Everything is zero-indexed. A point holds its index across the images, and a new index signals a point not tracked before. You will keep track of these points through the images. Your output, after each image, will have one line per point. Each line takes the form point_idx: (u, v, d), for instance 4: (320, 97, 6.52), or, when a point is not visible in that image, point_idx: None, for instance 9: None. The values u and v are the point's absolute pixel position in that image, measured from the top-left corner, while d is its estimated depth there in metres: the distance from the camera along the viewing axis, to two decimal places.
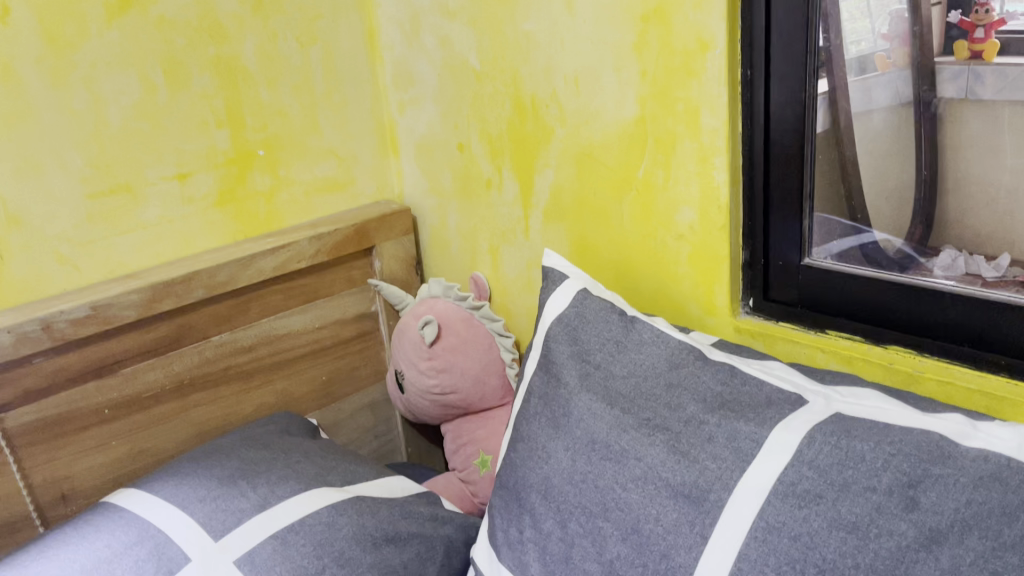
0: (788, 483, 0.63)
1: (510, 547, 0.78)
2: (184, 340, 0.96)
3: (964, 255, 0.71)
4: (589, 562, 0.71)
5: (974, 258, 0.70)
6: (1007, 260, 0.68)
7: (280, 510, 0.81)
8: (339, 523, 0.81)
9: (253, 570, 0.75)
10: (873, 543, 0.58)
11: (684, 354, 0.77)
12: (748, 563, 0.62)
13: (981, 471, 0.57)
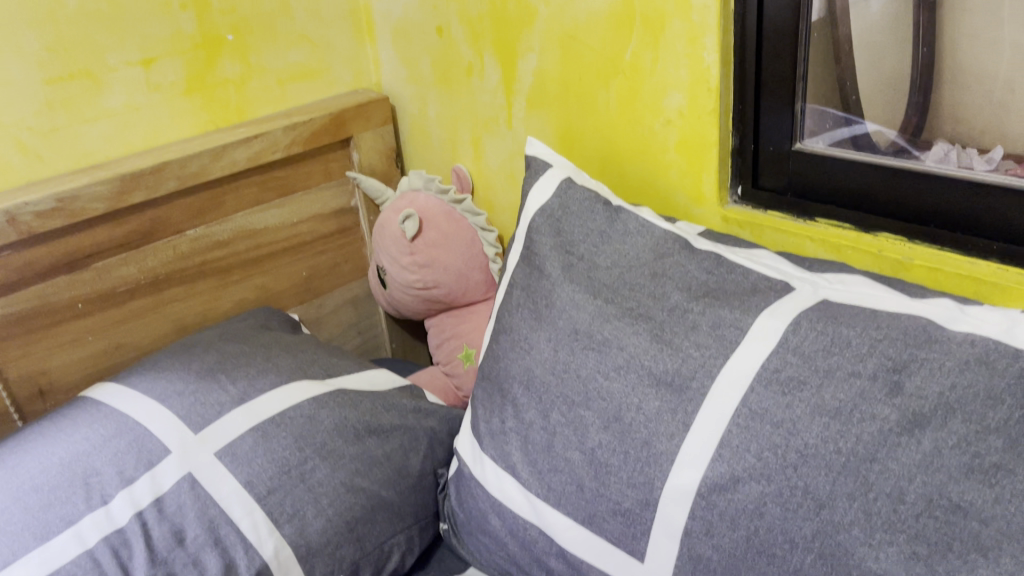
0: (772, 369, 0.62)
1: (492, 438, 0.78)
2: (156, 235, 0.93)
3: (956, 150, 0.69)
4: (571, 450, 0.71)
5: (967, 151, 0.68)
6: (1001, 153, 0.66)
7: (260, 403, 0.80)
8: (320, 415, 0.81)
9: (234, 462, 0.75)
10: (855, 428, 0.57)
11: (669, 243, 0.76)
12: (729, 449, 0.62)
13: (968, 355, 0.57)
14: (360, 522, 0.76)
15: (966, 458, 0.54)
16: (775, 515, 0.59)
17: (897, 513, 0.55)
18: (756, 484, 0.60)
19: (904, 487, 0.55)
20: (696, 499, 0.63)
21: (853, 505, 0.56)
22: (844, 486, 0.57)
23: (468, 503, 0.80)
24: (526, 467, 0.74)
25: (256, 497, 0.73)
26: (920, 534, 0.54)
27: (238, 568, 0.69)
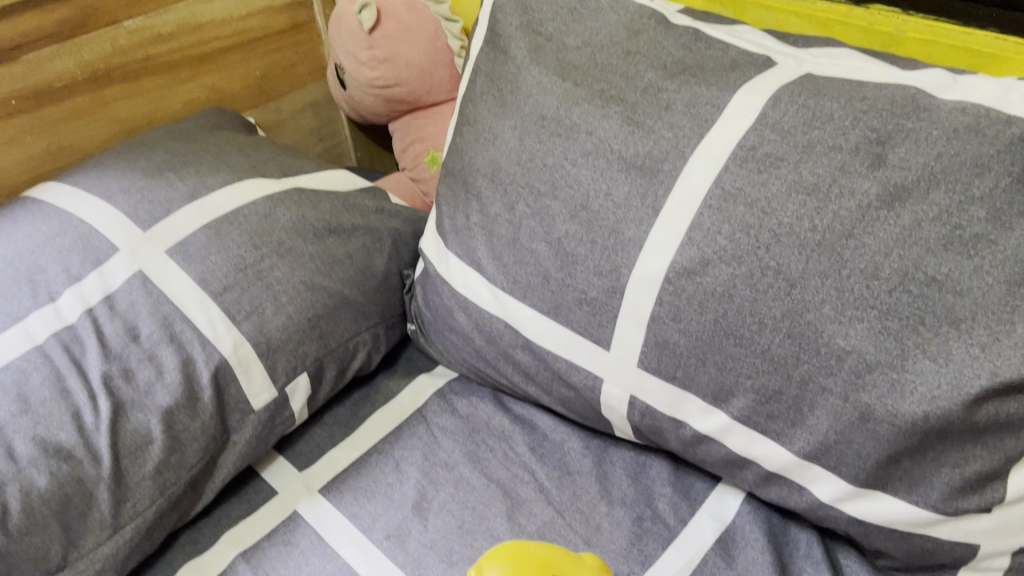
0: (749, 148, 0.58)
1: (457, 235, 0.74)
2: (92, 24, 0.86)
3: None
4: (536, 242, 0.68)
5: None
6: None
7: (212, 201, 0.76)
8: (277, 214, 0.77)
9: (187, 260, 0.72)
10: (832, 205, 0.55)
11: (644, 19, 0.69)
12: (700, 232, 0.59)
13: (958, 123, 0.53)
14: (322, 320, 0.74)
15: (946, 230, 0.51)
16: (745, 297, 0.57)
17: (870, 290, 0.53)
18: (726, 267, 0.58)
19: (879, 262, 0.53)
20: (664, 284, 0.60)
21: (826, 284, 0.54)
22: (818, 265, 0.55)
23: (434, 301, 0.78)
24: (491, 261, 0.71)
25: (212, 295, 0.71)
26: (892, 309, 0.52)
27: (197, 364, 0.68)
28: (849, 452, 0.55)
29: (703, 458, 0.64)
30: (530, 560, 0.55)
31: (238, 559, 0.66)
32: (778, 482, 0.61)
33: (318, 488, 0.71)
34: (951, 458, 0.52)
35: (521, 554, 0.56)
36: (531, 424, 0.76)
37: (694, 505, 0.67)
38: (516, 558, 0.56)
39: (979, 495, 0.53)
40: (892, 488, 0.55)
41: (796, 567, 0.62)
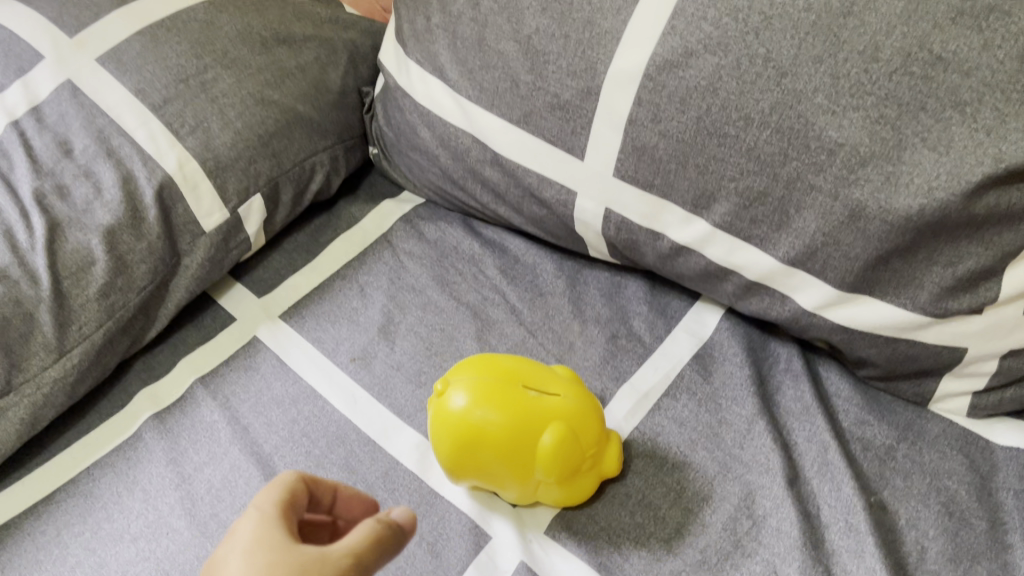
0: None
1: (418, 41, 0.68)
2: None
3: None
4: (505, 43, 0.62)
5: None
6: None
7: (145, 5, 0.69)
8: (220, 21, 0.70)
9: (121, 69, 0.66)
10: None
11: None
12: (684, 20, 0.53)
13: None
14: (275, 137, 0.69)
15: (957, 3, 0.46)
16: (730, 90, 0.52)
17: (869, 74, 0.48)
18: (711, 58, 0.52)
19: (881, 42, 0.48)
20: (644, 81, 0.55)
21: (819, 70, 0.49)
22: (811, 49, 0.49)
23: (396, 118, 0.72)
24: (455, 68, 0.65)
25: (151, 107, 0.65)
26: (892, 94, 0.48)
27: (138, 181, 0.63)
28: (837, 254, 0.52)
29: (682, 272, 0.61)
30: (497, 370, 0.53)
31: (197, 384, 0.64)
32: (759, 292, 0.58)
33: (278, 314, 0.68)
34: (944, 257, 0.49)
35: (490, 365, 0.54)
36: (502, 247, 0.71)
37: (672, 323, 0.65)
38: (485, 369, 0.53)
39: (970, 296, 0.50)
40: (879, 293, 0.52)
41: (774, 380, 0.60)
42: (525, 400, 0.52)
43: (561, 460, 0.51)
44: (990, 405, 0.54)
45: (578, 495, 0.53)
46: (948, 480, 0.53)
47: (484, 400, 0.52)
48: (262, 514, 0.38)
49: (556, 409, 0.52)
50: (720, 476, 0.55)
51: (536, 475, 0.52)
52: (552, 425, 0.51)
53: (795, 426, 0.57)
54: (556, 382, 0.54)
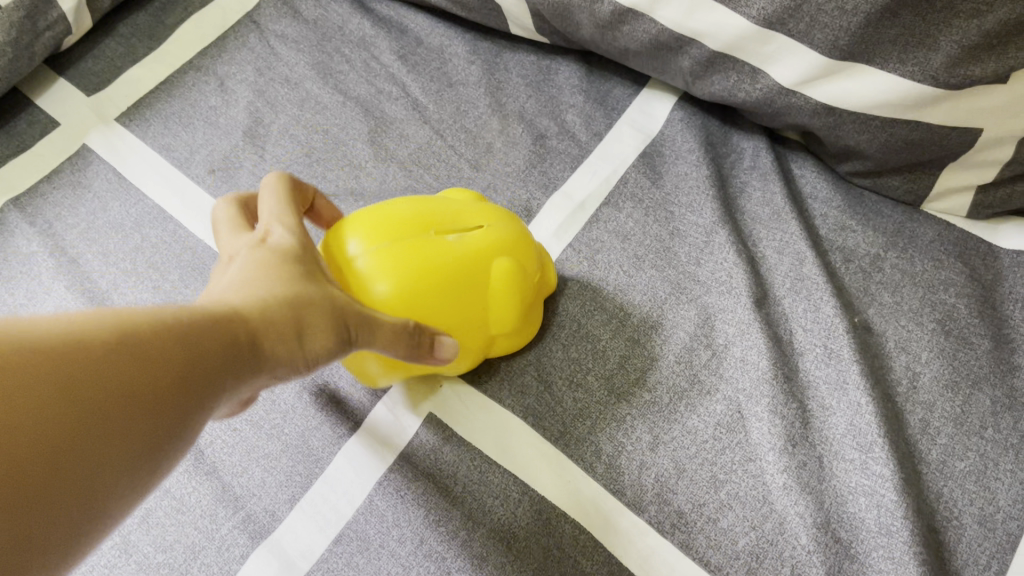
0: None
1: None
2: None
3: None
4: None
5: None
6: None
7: None
8: None
9: None
10: None
11: None
12: None
13: None
14: None
15: None
16: None
17: None
18: None
19: None
20: None
21: None
22: None
23: None
24: None
25: None
26: None
27: None
28: (829, 7, 0.39)
29: (626, 47, 0.48)
30: (390, 222, 0.37)
31: (10, 208, 0.50)
32: (724, 67, 0.45)
33: (114, 118, 0.53)
34: (970, 3, 0.37)
35: (374, 215, 0.37)
36: (400, 26, 0.57)
37: (613, 115, 0.52)
38: (371, 222, 0.37)
39: (997, 59, 0.38)
40: (880, 59, 0.40)
41: (737, 182, 0.49)
42: (451, 250, 0.37)
43: (513, 297, 0.39)
44: (998, 202, 0.44)
45: (523, 338, 0.43)
46: (944, 294, 0.43)
47: (397, 268, 0.36)
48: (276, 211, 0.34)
49: (490, 241, 0.39)
50: (671, 299, 0.45)
51: (489, 331, 0.40)
52: (496, 265, 0.38)
53: (764, 235, 0.47)
54: (468, 209, 0.39)
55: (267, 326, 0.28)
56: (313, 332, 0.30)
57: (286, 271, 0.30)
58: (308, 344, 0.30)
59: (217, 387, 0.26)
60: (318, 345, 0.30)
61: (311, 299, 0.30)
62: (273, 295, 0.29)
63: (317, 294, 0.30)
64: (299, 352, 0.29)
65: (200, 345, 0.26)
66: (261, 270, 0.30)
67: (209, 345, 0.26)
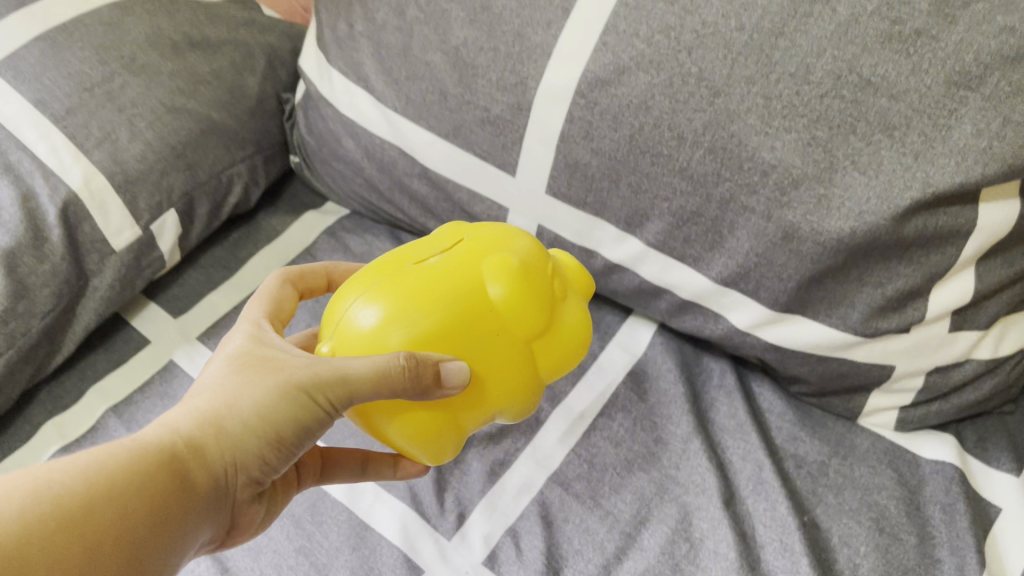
0: None
1: (339, 47, 0.65)
2: None
3: None
4: (431, 53, 0.59)
5: None
6: None
7: (41, 6, 0.64)
8: (126, 24, 0.65)
9: (18, 77, 0.61)
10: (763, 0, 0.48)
11: None
12: (615, 36, 0.52)
13: None
14: (189, 148, 0.65)
15: (885, 25, 0.45)
16: (663, 108, 0.51)
17: (801, 96, 0.47)
18: (643, 76, 0.51)
19: (811, 64, 0.47)
20: (576, 97, 0.54)
21: (751, 91, 0.49)
22: (744, 70, 0.49)
23: (318, 127, 0.69)
24: (378, 76, 0.63)
25: (52, 118, 0.60)
26: (823, 116, 0.47)
27: (39, 198, 0.58)
28: (770, 274, 0.52)
29: (616, 288, 0.61)
30: (378, 270, 0.43)
31: (109, 414, 0.60)
32: (693, 311, 0.58)
33: (196, 336, 0.65)
34: (874, 277, 0.50)
35: (363, 276, 0.44)
36: None
37: (605, 339, 0.64)
38: (362, 283, 0.43)
39: (899, 315, 0.50)
40: (811, 313, 0.52)
41: (708, 397, 0.60)
42: (438, 267, 0.43)
43: (523, 281, 0.43)
44: (917, 418, 0.55)
45: (568, 351, 0.46)
46: (878, 496, 0.53)
47: (395, 296, 0.42)
48: (252, 319, 0.44)
49: (472, 251, 0.44)
50: (656, 498, 0.55)
51: (520, 341, 0.44)
52: (486, 263, 0.43)
53: (730, 444, 0.57)
54: (449, 237, 0.45)
55: (212, 433, 0.38)
56: (262, 417, 0.38)
57: (238, 372, 0.39)
58: (261, 429, 0.38)
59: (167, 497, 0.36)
60: (273, 424, 0.38)
61: (252, 394, 0.38)
62: (217, 403, 0.38)
63: (264, 384, 0.38)
64: (258, 437, 0.38)
65: (147, 477, 0.35)
66: (220, 379, 0.39)
67: (153, 475, 0.35)
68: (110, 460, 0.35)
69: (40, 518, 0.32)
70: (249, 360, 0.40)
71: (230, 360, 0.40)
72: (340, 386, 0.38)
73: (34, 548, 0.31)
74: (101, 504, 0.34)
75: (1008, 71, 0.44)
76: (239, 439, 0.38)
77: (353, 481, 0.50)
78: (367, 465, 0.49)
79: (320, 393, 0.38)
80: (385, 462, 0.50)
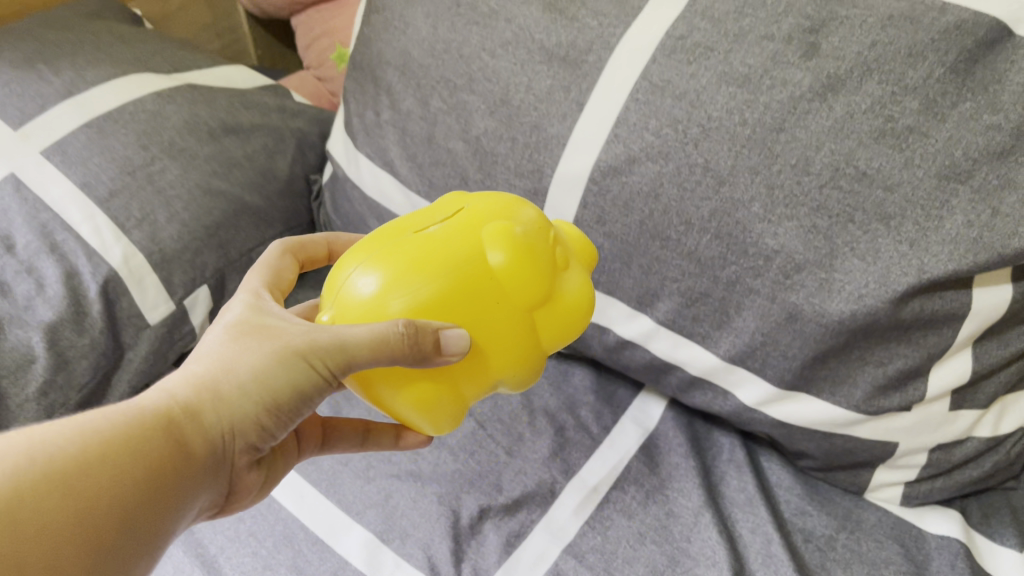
0: (677, 37, 0.54)
1: (367, 134, 0.71)
2: None
3: None
4: (453, 141, 0.64)
5: None
6: None
7: (88, 97, 0.69)
8: (167, 112, 0.70)
9: (66, 162, 0.65)
10: (764, 97, 0.51)
11: None
12: (626, 129, 0.56)
13: (893, 9, 0.49)
14: (222, 227, 0.69)
15: (878, 122, 0.48)
16: (672, 196, 0.54)
17: (801, 185, 0.50)
18: (653, 165, 0.55)
19: (811, 156, 0.50)
20: (589, 184, 0.58)
21: (755, 180, 0.51)
22: (747, 160, 0.52)
23: (344, 208, 0.75)
24: (404, 162, 0.68)
25: (96, 201, 0.64)
26: (823, 205, 0.50)
27: (82, 276, 0.62)
28: (776, 353, 0.54)
29: (628, 363, 0.64)
30: (377, 240, 0.43)
31: None
32: (702, 387, 0.60)
33: None
34: (875, 357, 0.52)
35: (363, 245, 0.43)
36: None
37: (618, 412, 0.66)
38: (361, 251, 0.43)
39: (900, 393, 0.53)
40: (816, 390, 0.55)
41: (718, 470, 0.62)
42: (437, 235, 0.42)
43: (523, 249, 0.42)
44: (922, 494, 0.57)
45: (572, 323, 0.45)
46: (885, 570, 0.54)
47: (394, 263, 0.41)
48: (252, 287, 0.44)
49: (471, 219, 0.43)
50: (668, 571, 0.56)
51: (522, 309, 0.43)
52: (486, 229, 0.42)
53: (740, 517, 0.58)
54: (449, 206, 0.45)
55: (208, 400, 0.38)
56: (258, 384, 0.38)
57: (236, 339, 0.40)
58: (257, 396, 0.38)
59: (159, 464, 0.36)
60: (268, 391, 0.38)
61: (250, 361, 0.39)
62: (214, 371, 0.39)
63: (261, 351, 0.39)
64: (253, 404, 0.38)
65: (141, 443, 0.36)
66: (219, 346, 0.40)
67: (147, 444, 0.36)
68: (106, 425, 0.36)
69: (31, 479, 0.33)
70: (248, 327, 0.40)
71: (229, 326, 0.40)
72: (338, 354, 0.38)
73: (23, 513, 0.32)
74: (95, 469, 0.34)
75: (997, 166, 0.46)
76: (236, 406, 0.38)
77: (352, 450, 0.52)
78: (368, 434, 0.52)
79: (317, 361, 0.38)
80: (386, 434, 0.52)
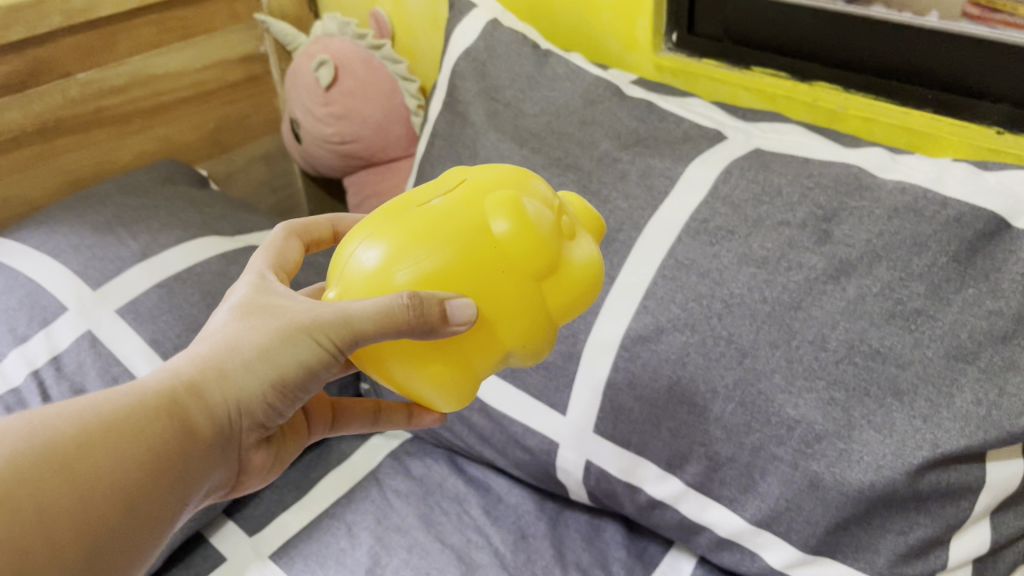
0: (701, 220, 0.60)
1: None
2: (44, 77, 0.88)
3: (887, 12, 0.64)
4: None
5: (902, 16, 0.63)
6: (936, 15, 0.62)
7: (161, 259, 0.75)
8: (231, 272, 0.76)
9: (138, 319, 0.71)
10: (782, 277, 0.56)
11: (600, 90, 0.72)
12: (654, 302, 0.61)
13: (898, 202, 0.54)
14: None
15: (888, 305, 0.52)
16: (698, 364, 0.58)
17: (819, 360, 0.54)
18: (680, 334, 0.59)
19: (827, 334, 0.54)
20: (620, 350, 0.62)
21: (775, 353, 0.55)
22: (767, 334, 0.56)
23: None
24: None
25: (163, 356, 0.69)
26: (840, 379, 0.53)
27: None
28: (799, 518, 0.56)
29: (658, 521, 0.66)
30: (383, 216, 0.46)
31: None
32: (730, 547, 0.62)
33: (267, 554, 0.72)
34: (896, 526, 0.54)
35: (371, 221, 0.47)
36: (486, 485, 0.76)
37: (648, 569, 0.68)
38: (368, 227, 0.46)
39: (923, 560, 0.54)
40: (840, 556, 0.56)
41: None
42: (438, 207, 0.45)
43: (522, 217, 0.44)
44: None
45: (580, 292, 0.46)
46: None
47: (398, 235, 0.44)
48: (258, 269, 0.48)
49: (472, 191, 0.46)
50: None
51: (528, 276, 0.44)
52: (488, 200, 0.45)
53: None
54: (453, 181, 0.48)
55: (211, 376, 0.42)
56: (259, 359, 0.42)
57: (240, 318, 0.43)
58: (258, 370, 0.42)
59: (160, 442, 0.40)
60: (269, 366, 0.42)
61: (252, 338, 0.42)
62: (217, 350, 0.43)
63: (262, 330, 0.43)
64: (253, 377, 0.42)
65: (141, 422, 0.40)
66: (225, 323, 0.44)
67: (149, 422, 0.40)
68: (111, 406, 0.40)
69: (31, 460, 0.37)
70: (254, 305, 0.44)
71: (235, 307, 0.44)
72: (344, 329, 0.41)
73: (28, 487, 0.36)
74: (98, 445, 0.39)
75: (1000, 348, 0.50)
76: (239, 381, 0.42)
77: (363, 428, 0.60)
78: (378, 414, 0.60)
79: (319, 335, 0.42)
80: (397, 412, 0.59)
